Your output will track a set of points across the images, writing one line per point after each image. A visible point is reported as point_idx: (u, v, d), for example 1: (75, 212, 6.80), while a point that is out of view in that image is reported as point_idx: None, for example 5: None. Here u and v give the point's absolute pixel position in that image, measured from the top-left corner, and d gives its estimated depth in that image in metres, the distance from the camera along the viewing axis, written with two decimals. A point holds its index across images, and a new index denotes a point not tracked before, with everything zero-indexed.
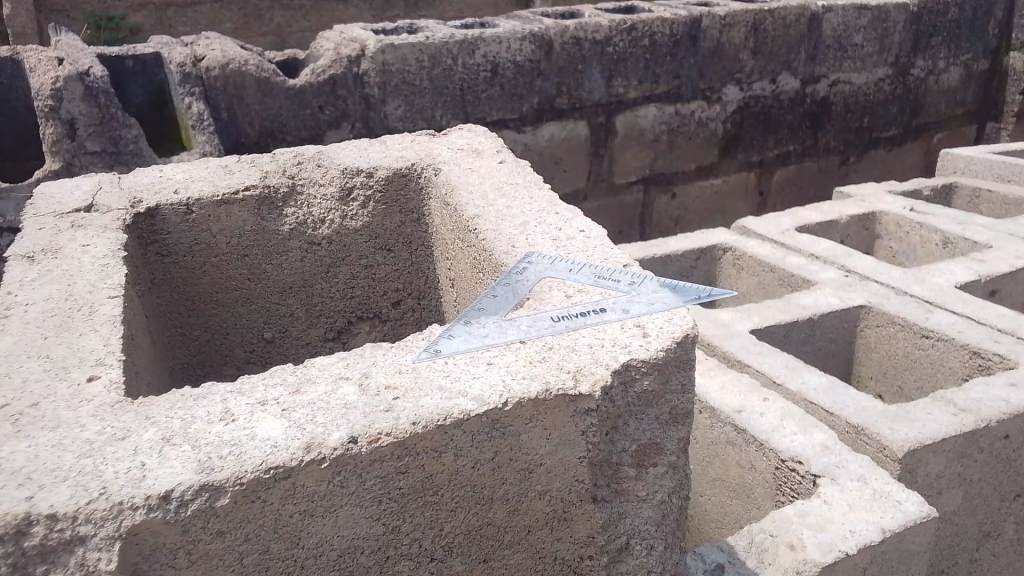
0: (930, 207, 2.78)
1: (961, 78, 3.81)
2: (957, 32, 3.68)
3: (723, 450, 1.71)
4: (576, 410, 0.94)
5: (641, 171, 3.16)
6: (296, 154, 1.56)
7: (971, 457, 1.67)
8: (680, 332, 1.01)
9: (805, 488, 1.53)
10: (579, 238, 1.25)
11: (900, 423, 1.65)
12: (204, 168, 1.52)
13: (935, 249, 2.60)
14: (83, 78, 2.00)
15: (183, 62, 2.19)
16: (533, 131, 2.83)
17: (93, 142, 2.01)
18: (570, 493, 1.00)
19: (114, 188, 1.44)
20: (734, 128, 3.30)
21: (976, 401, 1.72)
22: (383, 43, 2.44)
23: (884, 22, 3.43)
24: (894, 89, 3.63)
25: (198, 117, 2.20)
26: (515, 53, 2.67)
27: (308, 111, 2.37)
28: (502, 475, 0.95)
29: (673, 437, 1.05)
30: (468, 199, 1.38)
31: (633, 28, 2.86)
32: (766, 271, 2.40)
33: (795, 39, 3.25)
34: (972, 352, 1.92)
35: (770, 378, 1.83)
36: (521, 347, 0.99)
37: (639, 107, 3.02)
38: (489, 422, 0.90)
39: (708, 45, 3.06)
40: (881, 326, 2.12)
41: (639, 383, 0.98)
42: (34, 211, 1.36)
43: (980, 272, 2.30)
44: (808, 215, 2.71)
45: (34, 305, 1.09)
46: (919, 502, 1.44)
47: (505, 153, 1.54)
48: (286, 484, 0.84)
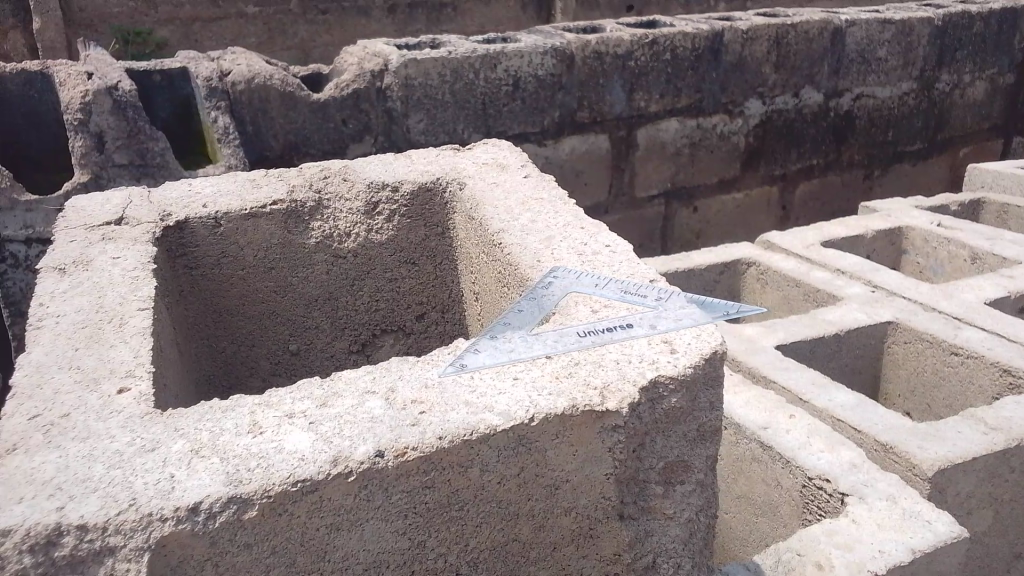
0: (957, 222, 2.75)
1: (988, 92, 3.77)
2: (983, 45, 3.64)
3: (749, 466, 1.69)
4: (603, 426, 0.93)
5: (662, 186, 3.15)
6: (322, 168, 1.57)
7: (1001, 476, 1.64)
8: (708, 348, 1.00)
9: (832, 507, 1.51)
10: (606, 252, 1.25)
11: (928, 441, 1.63)
12: (231, 182, 1.53)
13: (963, 265, 2.57)
14: (112, 92, 2.04)
15: (210, 76, 2.23)
16: (555, 144, 2.83)
17: (121, 154, 2.03)
18: (596, 509, 0.99)
19: (144, 202, 1.45)
20: (757, 141, 3.28)
21: (1006, 419, 1.70)
22: (407, 58, 2.46)
23: (908, 36, 3.41)
24: (919, 103, 3.60)
25: (225, 130, 2.21)
26: (537, 67, 2.68)
27: (332, 125, 2.39)
28: (528, 491, 0.95)
29: (701, 454, 1.04)
30: (493, 213, 1.38)
31: (655, 42, 2.87)
32: (791, 285, 2.38)
33: (818, 53, 3.24)
34: (1002, 370, 1.89)
35: (794, 395, 1.81)
36: (547, 362, 0.98)
37: (661, 121, 3.01)
38: (516, 437, 0.90)
39: (730, 59, 3.05)
40: (908, 342, 2.10)
41: (667, 399, 0.97)
42: (64, 223, 1.38)
43: (1009, 289, 2.27)
44: (833, 230, 2.68)
45: (65, 316, 1.10)
46: (949, 522, 1.41)
47: (529, 167, 1.55)
48: (312, 497, 0.84)
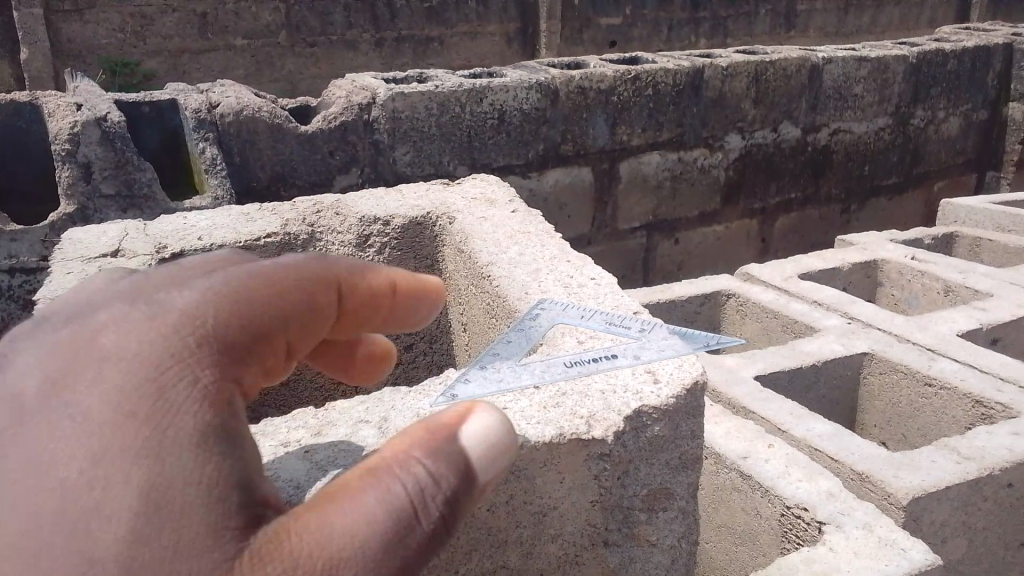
0: (931, 256, 2.82)
1: (961, 128, 3.89)
2: (955, 83, 3.77)
3: (729, 495, 1.73)
4: (590, 453, 0.97)
5: (644, 218, 3.22)
6: (315, 202, 1.61)
7: (976, 504, 1.69)
8: (689, 378, 1.05)
9: (811, 535, 1.55)
10: (590, 285, 1.29)
11: (904, 470, 1.67)
12: (226, 216, 1.57)
13: (938, 297, 2.65)
14: (101, 123, 2.07)
15: (199, 108, 2.26)
16: (538, 177, 2.89)
17: (108, 185, 2.07)
18: (582, 536, 1.02)
19: (140, 234, 1.49)
20: (737, 176, 3.36)
21: (980, 448, 1.75)
22: (394, 92, 2.51)
23: (882, 73, 3.53)
24: (894, 139, 3.70)
25: (212, 160, 2.26)
26: (522, 102, 2.74)
27: (318, 157, 2.43)
28: (517, 518, 0.98)
29: (683, 482, 1.08)
30: (482, 246, 1.43)
31: (637, 78, 2.95)
32: (770, 317, 2.43)
33: (795, 90, 3.34)
34: (975, 402, 1.95)
35: (774, 425, 1.85)
36: (536, 392, 1.02)
37: (642, 155, 3.08)
38: (506, 464, 0.94)
39: (709, 95, 3.14)
40: (884, 373, 2.15)
41: (650, 427, 1.01)
42: (62, 254, 1.42)
43: (981, 321, 2.34)
44: (811, 263, 2.75)
45: None
46: (925, 549, 1.44)
47: (517, 203, 1.59)
48: None
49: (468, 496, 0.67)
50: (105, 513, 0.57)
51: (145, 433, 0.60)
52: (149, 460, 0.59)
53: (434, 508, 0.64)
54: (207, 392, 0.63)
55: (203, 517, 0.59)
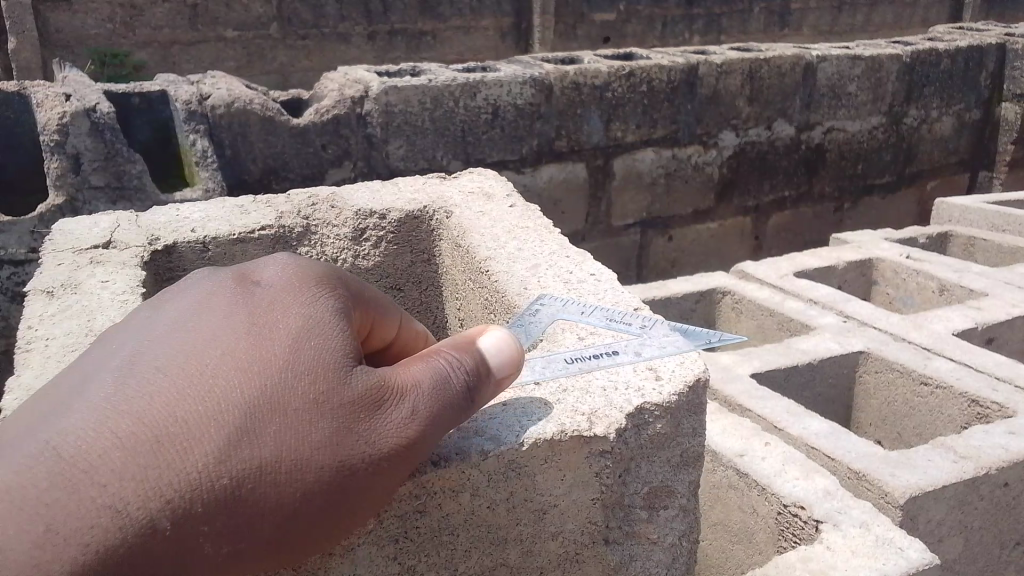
0: (926, 254, 2.82)
1: (955, 127, 3.89)
2: (949, 82, 3.77)
3: (725, 493, 1.72)
4: (591, 451, 0.96)
5: (638, 215, 3.20)
6: (310, 195, 1.59)
7: (972, 504, 1.68)
8: (692, 376, 1.03)
9: (808, 534, 1.53)
10: (590, 281, 1.27)
11: (901, 469, 1.66)
12: (219, 208, 1.54)
13: (932, 296, 2.64)
14: (90, 115, 2.03)
15: (189, 100, 2.23)
16: (532, 172, 2.87)
17: (98, 177, 2.04)
18: (582, 535, 1.01)
19: (132, 225, 1.46)
20: (731, 173, 3.35)
21: (976, 447, 1.74)
22: (387, 85, 2.48)
23: (877, 71, 3.52)
24: (888, 138, 3.69)
25: (204, 153, 2.24)
26: (516, 96, 2.72)
27: (310, 150, 2.41)
28: (516, 515, 0.96)
29: (684, 480, 1.06)
30: (480, 241, 1.41)
31: (631, 74, 2.93)
32: (765, 315, 2.42)
33: (790, 88, 3.33)
34: (971, 401, 1.95)
35: (770, 423, 1.84)
36: (536, 389, 1.00)
37: (637, 151, 3.07)
38: (506, 462, 0.92)
39: (704, 91, 3.13)
40: (879, 372, 2.14)
41: (652, 425, 1.00)
42: (51, 246, 1.39)
43: (976, 320, 2.33)
44: (806, 261, 2.74)
45: (55, 339, 1.10)
46: (921, 548, 1.43)
47: (515, 197, 1.57)
48: None
49: (490, 381, 0.88)
50: (230, 358, 0.79)
51: (258, 318, 0.84)
52: (259, 332, 0.82)
53: (460, 381, 0.87)
54: (298, 299, 0.87)
55: (300, 365, 0.81)
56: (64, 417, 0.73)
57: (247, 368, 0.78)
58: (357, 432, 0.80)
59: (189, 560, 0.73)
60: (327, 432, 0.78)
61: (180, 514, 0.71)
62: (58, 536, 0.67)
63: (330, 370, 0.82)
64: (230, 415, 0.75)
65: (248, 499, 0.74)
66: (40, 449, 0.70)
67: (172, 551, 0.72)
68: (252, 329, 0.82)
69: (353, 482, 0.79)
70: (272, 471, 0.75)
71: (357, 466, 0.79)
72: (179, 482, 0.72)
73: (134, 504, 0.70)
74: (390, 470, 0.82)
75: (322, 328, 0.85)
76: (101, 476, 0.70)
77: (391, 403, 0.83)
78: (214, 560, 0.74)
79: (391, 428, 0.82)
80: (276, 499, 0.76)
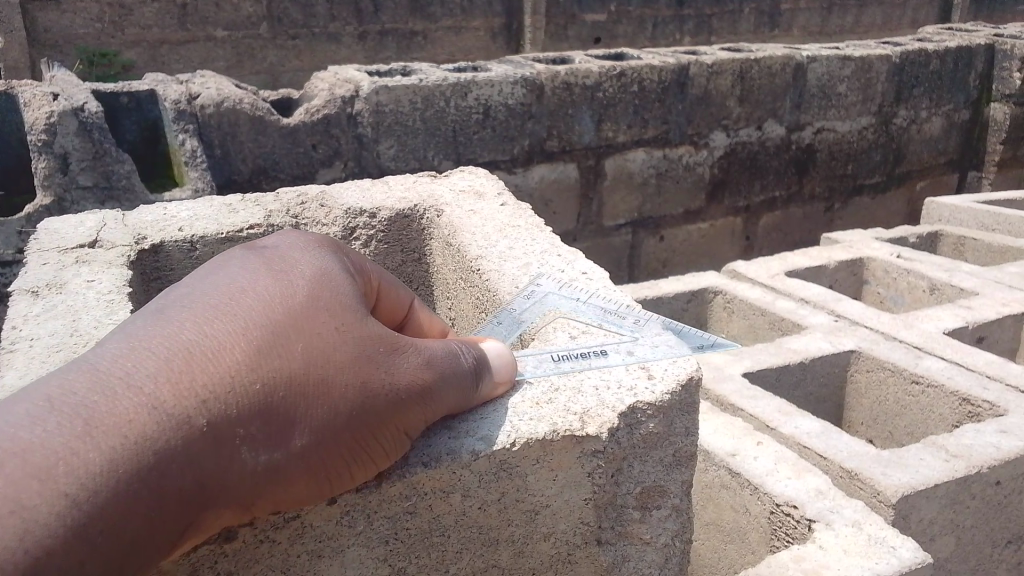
0: (916, 254, 2.82)
1: (944, 127, 3.90)
2: (938, 82, 3.78)
3: (717, 493, 1.71)
4: (583, 451, 0.95)
5: (629, 215, 3.20)
6: (299, 193, 1.57)
7: (963, 503, 1.68)
8: (685, 375, 1.02)
9: (800, 533, 1.53)
10: (582, 280, 1.26)
11: (893, 468, 1.66)
12: (207, 207, 1.53)
13: (923, 296, 2.65)
14: (78, 114, 2.02)
15: (178, 99, 2.21)
16: (524, 172, 2.86)
17: (86, 177, 2.02)
18: (574, 535, 1.00)
19: (118, 225, 1.44)
20: (722, 173, 3.35)
21: (967, 446, 1.74)
22: (377, 85, 2.47)
23: (867, 72, 3.53)
24: (877, 138, 3.70)
25: (193, 153, 2.21)
26: (507, 97, 2.71)
27: (300, 150, 2.39)
28: (508, 516, 0.96)
29: (678, 480, 1.06)
30: (471, 240, 1.40)
31: (622, 75, 2.93)
32: (756, 314, 2.42)
33: (780, 89, 3.33)
34: (962, 399, 1.95)
35: (762, 422, 1.84)
36: (527, 388, 0.99)
37: (628, 151, 3.06)
38: (498, 462, 0.91)
39: (695, 91, 3.12)
40: (871, 371, 2.14)
41: (644, 425, 0.99)
42: (36, 246, 1.37)
43: (966, 319, 2.34)
44: (797, 260, 2.74)
45: (39, 340, 1.09)
46: (914, 547, 1.43)
47: (506, 196, 1.56)
48: (295, 524, 0.85)
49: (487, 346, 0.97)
50: (255, 290, 0.84)
51: (278, 263, 0.89)
52: (278, 274, 0.87)
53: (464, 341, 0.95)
54: (309, 252, 0.93)
55: (319, 299, 0.86)
56: (99, 344, 0.77)
57: (271, 300, 0.83)
58: (377, 362, 0.85)
59: (224, 468, 0.75)
60: (351, 357, 0.83)
61: (219, 415, 0.74)
62: (100, 426, 0.69)
63: (351, 309, 0.88)
64: (260, 335, 0.79)
65: (284, 408, 0.78)
66: (80, 365, 0.74)
67: (208, 455, 0.73)
68: (271, 272, 0.87)
69: (379, 405, 0.83)
70: (301, 384, 0.79)
71: (381, 392, 0.84)
72: (213, 387, 0.75)
73: (172, 404, 0.73)
74: (411, 403, 0.86)
75: (338, 278, 0.91)
76: (137, 379, 0.73)
77: (407, 346, 0.89)
78: (250, 469, 0.76)
79: (409, 364, 0.87)
80: (305, 414, 0.79)
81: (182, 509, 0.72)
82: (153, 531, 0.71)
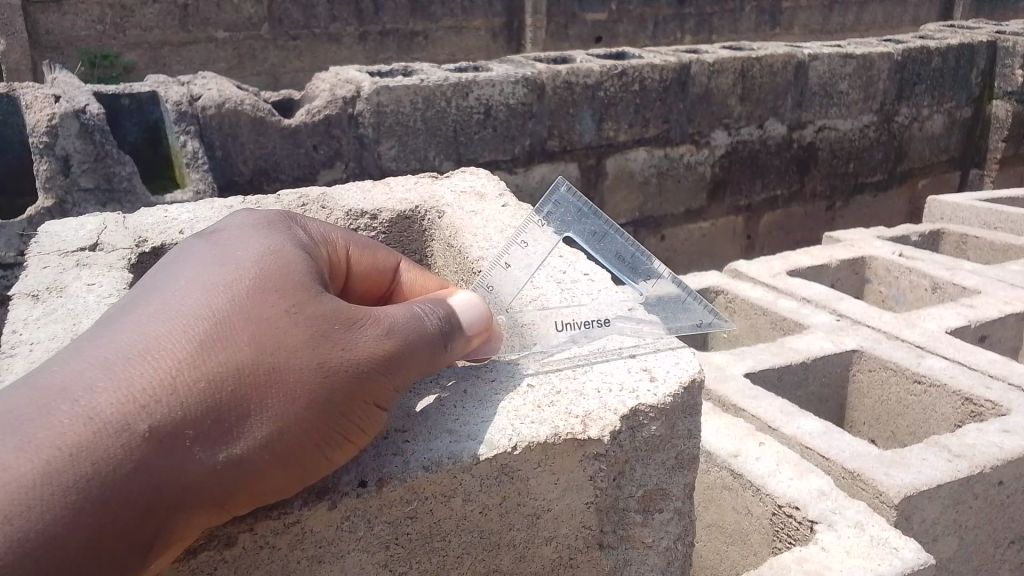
0: (918, 252, 2.82)
1: (946, 125, 3.89)
2: (940, 80, 3.77)
3: (719, 494, 1.71)
4: (584, 454, 0.94)
5: (630, 214, 3.19)
6: (300, 195, 1.57)
7: (966, 503, 1.68)
8: (687, 377, 1.02)
9: (802, 534, 1.52)
10: (584, 281, 1.25)
11: (895, 468, 1.66)
12: (208, 209, 1.52)
13: (925, 295, 2.64)
14: (79, 116, 2.01)
15: (179, 101, 2.22)
16: (525, 172, 2.85)
17: (87, 179, 2.02)
18: (576, 539, 1.00)
19: (119, 228, 1.44)
20: (723, 172, 3.34)
21: (970, 446, 1.73)
22: (379, 85, 2.47)
23: (868, 70, 3.52)
24: (879, 136, 3.70)
25: (194, 155, 2.21)
26: (508, 96, 2.71)
27: (301, 151, 2.39)
28: (508, 520, 0.95)
29: (679, 483, 1.05)
30: (472, 241, 1.39)
31: (623, 74, 2.92)
32: (758, 314, 2.41)
33: (781, 87, 3.32)
34: (964, 399, 1.94)
35: (764, 422, 1.84)
36: (529, 391, 0.99)
37: (629, 150, 3.06)
38: (499, 466, 0.91)
39: (696, 90, 3.12)
40: (873, 371, 2.14)
41: (646, 427, 0.99)
42: (37, 249, 1.37)
43: (969, 318, 2.33)
44: (798, 260, 2.73)
45: (40, 343, 1.08)
46: (916, 548, 1.42)
47: (507, 197, 1.56)
48: (295, 529, 0.85)
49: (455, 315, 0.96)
50: (199, 285, 0.83)
51: (225, 253, 0.89)
52: (224, 263, 0.87)
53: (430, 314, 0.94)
54: (258, 238, 0.92)
55: (264, 284, 0.85)
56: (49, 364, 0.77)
57: (215, 290, 0.83)
58: (331, 339, 0.84)
59: (182, 469, 0.74)
60: (302, 338, 0.82)
61: (166, 415, 0.74)
62: (39, 445, 0.69)
63: (302, 289, 0.87)
64: (201, 329, 0.79)
65: (236, 399, 0.77)
66: (27, 386, 0.74)
67: (160, 458, 0.73)
68: (219, 263, 0.87)
69: (337, 383, 0.83)
70: (251, 374, 0.79)
71: (338, 368, 0.83)
72: (154, 390, 0.75)
73: (113, 413, 0.72)
74: (372, 379, 0.86)
75: (288, 258, 0.90)
76: (77, 394, 0.73)
77: (362, 321, 0.88)
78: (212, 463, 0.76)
79: (367, 337, 0.87)
80: (259, 401, 0.78)
81: (146, 512, 0.73)
82: (114, 539, 0.71)
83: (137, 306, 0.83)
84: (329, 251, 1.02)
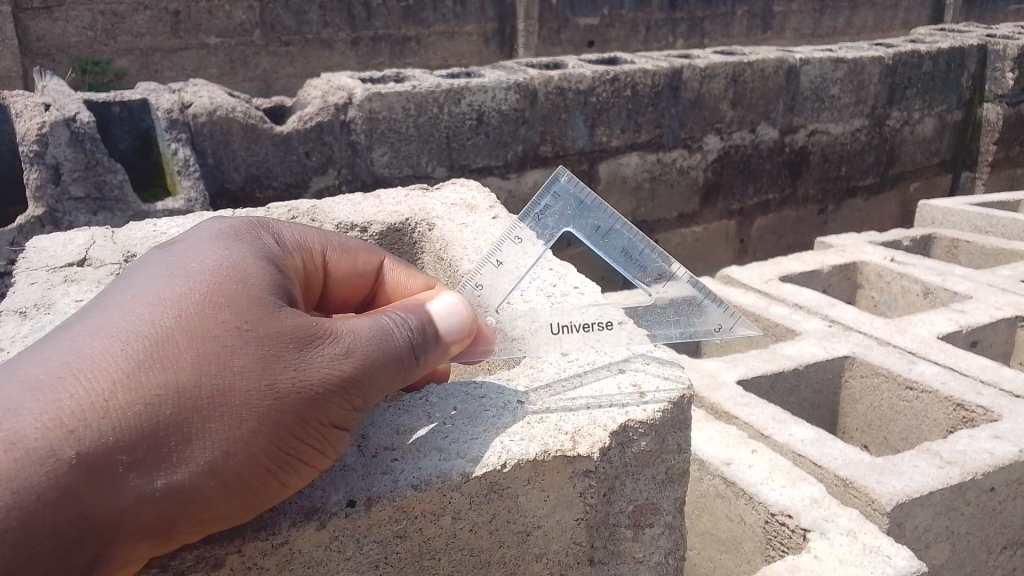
0: (909, 257, 2.83)
1: (936, 129, 3.91)
2: (930, 84, 3.78)
3: (712, 501, 1.71)
4: (574, 470, 0.94)
5: None
6: (290, 208, 1.57)
7: (958, 509, 1.68)
8: (676, 392, 1.02)
9: (795, 543, 1.52)
10: (574, 295, 1.26)
11: (887, 475, 1.66)
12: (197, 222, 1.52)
13: (916, 299, 2.65)
14: (70, 125, 2.01)
15: (171, 108, 2.21)
16: (517, 178, 2.85)
17: (78, 188, 2.01)
18: (566, 556, 0.99)
19: (108, 242, 1.44)
20: (715, 177, 3.35)
21: (962, 452, 1.74)
22: (371, 91, 2.47)
23: (859, 74, 3.53)
24: (870, 140, 3.71)
25: (185, 162, 2.21)
26: (500, 102, 2.71)
27: (293, 158, 2.39)
28: (498, 538, 0.95)
29: (670, 497, 1.05)
30: (462, 254, 1.39)
31: (615, 79, 2.93)
32: (751, 319, 2.42)
33: (773, 92, 3.33)
34: (956, 404, 1.95)
35: (757, 429, 1.84)
36: (519, 408, 0.99)
37: (621, 156, 3.06)
38: (488, 484, 0.91)
39: (688, 95, 3.12)
40: (865, 377, 2.14)
41: (636, 442, 0.99)
42: (25, 264, 1.36)
43: (960, 324, 2.34)
44: (790, 265, 2.74)
45: None
46: (908, 556, 1.43)
47: (498, 209, 1.56)
48: (283, 550, 0.86)
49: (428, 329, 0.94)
50: (149, 300, 0.82)
51: (181, 266, 0.87)
52: (179, 277, 0.85)
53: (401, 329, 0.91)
54: (220, 251, 0.90)
55: (218, 301, 0.83)
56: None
57: (163, 306, 0.81)
58: (285, 360, 0.83)
59: (116, 495, 0.73)
60: (254, 359, 0.81)
61: (103, 438, 0.73)
62: None
63: (259, 306, 0.85)
64: (143, 347, 0.77)
65: (179, 422, 0.76)
66: None
67: (91, 484, 0.72)
68: (171, 276, 0.85)
69: (287, 406, 0.81)
70: (193, 397, 0.77)
71: (289, 391, 0.82)
72: (89, 412, 0.73)
73: (42, 437, 0.71)
74: (327, 401, 0.84)
75: (245, 271, 0.88)
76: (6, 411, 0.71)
77: (320, 339, 0.85)
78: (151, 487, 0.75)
79: (322, 357, 0.85)
80: (202, 426, 0.77)
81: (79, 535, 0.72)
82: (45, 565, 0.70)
83: (84, 319, 0.81)
84: (302, 258, 1.02)
